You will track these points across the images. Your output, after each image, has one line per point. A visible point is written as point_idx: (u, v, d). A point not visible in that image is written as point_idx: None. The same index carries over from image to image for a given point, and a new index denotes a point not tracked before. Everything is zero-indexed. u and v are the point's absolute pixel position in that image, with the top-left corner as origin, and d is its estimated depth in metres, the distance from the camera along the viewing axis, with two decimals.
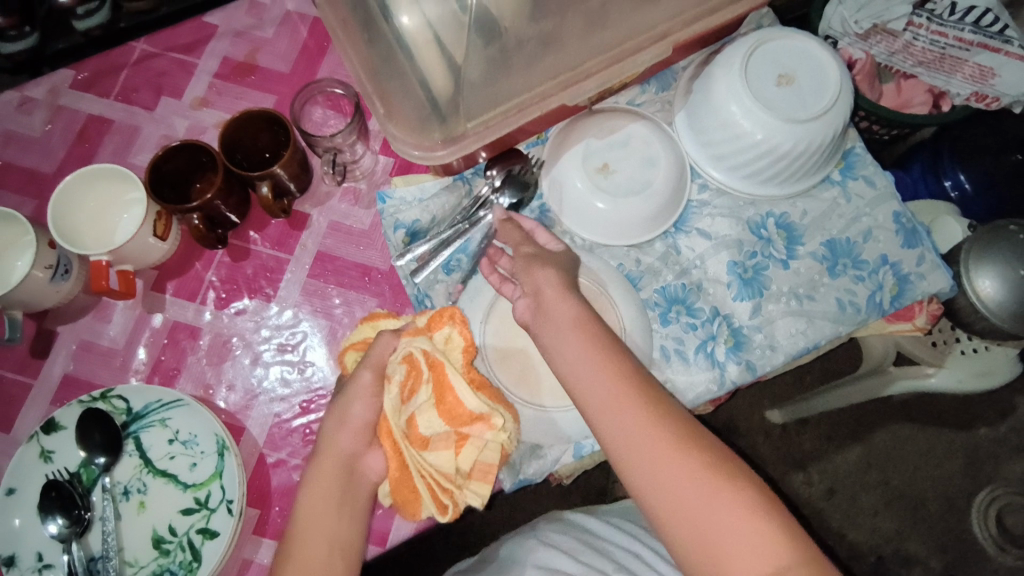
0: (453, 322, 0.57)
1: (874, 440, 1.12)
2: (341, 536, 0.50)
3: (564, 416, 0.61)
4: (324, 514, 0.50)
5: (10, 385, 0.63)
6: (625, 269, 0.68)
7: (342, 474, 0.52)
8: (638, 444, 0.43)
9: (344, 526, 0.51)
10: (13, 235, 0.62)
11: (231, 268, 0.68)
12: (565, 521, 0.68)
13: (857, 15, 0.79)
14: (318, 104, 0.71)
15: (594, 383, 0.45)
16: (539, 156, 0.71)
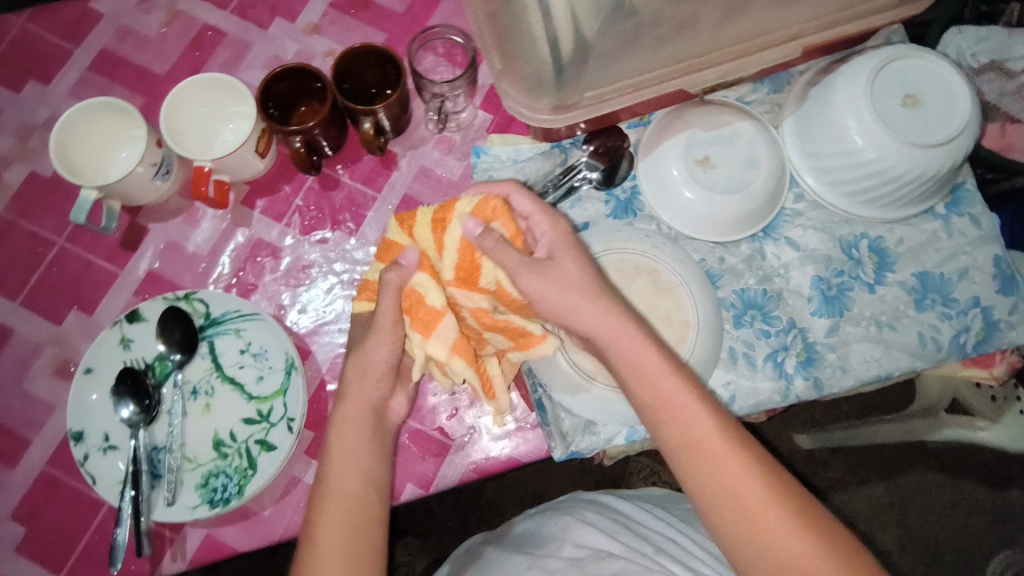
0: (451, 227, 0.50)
1: (901, 480, 1.09)
2: (375, 469, 0.52)
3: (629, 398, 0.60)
4: (357, 445, 0.52)
5: (98, 271, 0.66)
6: (706, 265, 0.67)
7: (371, 416, 0.53)
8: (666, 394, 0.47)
9: (374, 460, 0.52)
10: (120, 127, 0.63)
11: (319, 195, 0.68)
12: (599, 502, 0.66)
13: (976, 47, 0.70)
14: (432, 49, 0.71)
15: (664, 421, 0.46)
16: (639, 137, 0.70)
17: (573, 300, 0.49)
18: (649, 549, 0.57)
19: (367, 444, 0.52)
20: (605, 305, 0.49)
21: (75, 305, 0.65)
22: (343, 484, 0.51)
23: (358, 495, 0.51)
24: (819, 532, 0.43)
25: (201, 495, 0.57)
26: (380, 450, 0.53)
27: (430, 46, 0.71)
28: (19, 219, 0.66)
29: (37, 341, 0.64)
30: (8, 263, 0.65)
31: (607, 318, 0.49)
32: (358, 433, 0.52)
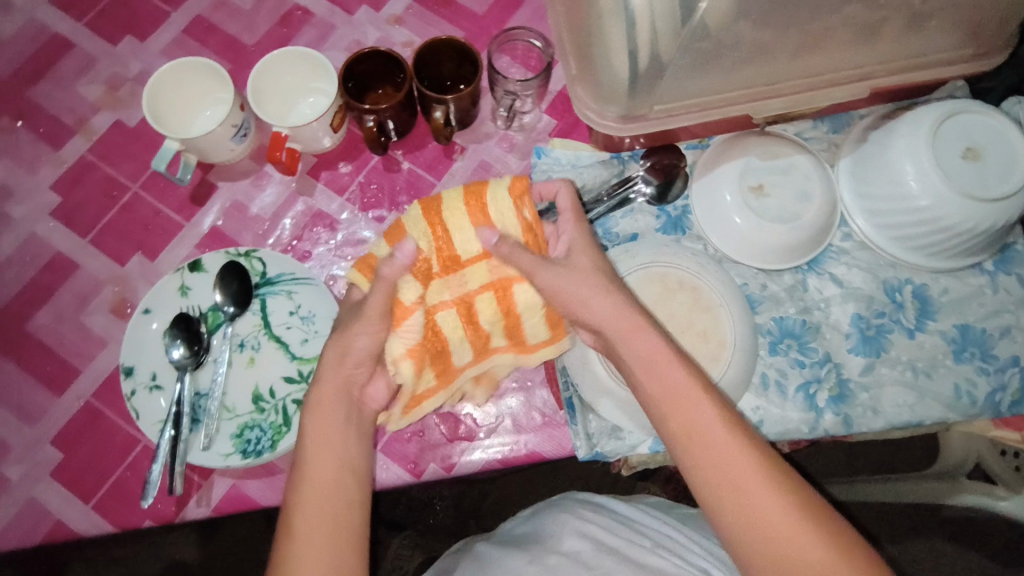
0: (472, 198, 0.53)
1: (910, 545, 1.06)
2: (352, 454, 0.50)
3: None
4: (333, 431, 0.50)
5: (166, 221, 0.69)
6: (747, 290, 0.68)
7: (343, 400, 0.52)
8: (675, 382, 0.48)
9: (351, 444, 0.50)
10: (205, 86, 0.66)
11: (381, 175, 0.71)
12: (589, 501, 0.66)
13: None
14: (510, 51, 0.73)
15: (671, 410, 0.47)
16: (696, 159, 0.72)
17: (590, 289, 0.52)
18: (649, 544, 0.59)
19: (344, 428, 0.51)
20: (619, 299, 0.52)
21: (140, 250, 0.68)
22: (318, 470, 0.49)
23: (330, 478, 0.48)
24: (812, 519, 0.44)
25: (235, 444, 0.59)
26: (354, 434, 0.51)
27: (515, 47, 0.74)
28: (99, 162, 0.70)
29: (99, 279, 0.66)
30: (83, 202, 0.69)
31: (620, 310, 0.51)
32: (327, 422, 0.50)
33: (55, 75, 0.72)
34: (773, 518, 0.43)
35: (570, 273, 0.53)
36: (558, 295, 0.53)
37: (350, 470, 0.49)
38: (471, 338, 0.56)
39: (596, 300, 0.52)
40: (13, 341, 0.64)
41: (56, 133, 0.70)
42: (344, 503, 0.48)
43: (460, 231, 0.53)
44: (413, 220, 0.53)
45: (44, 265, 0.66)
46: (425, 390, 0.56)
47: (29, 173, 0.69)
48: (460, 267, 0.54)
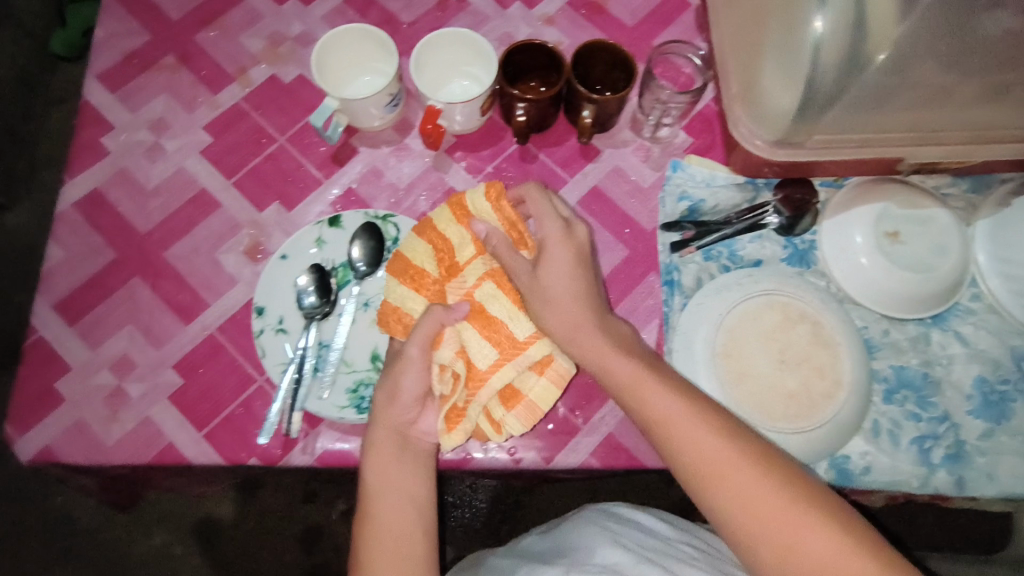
0: (454, 208, 0.63)
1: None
2: (417, 491, 0.55)
3: (780, 438, 0.62)
4: (392, 469, 0.55)
5: (306, 175, 0.71)
6: (867, 334, 0.67)
7: (399, 442, 0.56)
8: (651, 395, 0.52)
9: (416, 483, 0.55)
10: (367, 53, 0.68)
11: (517, 164, 0.72)
12: (608, 513, 0.65)
13: None
14: (666, 64, 0.75)
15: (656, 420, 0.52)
16: (828, 197, 0.71)
17: (549, 302, 0.57)
18: (679, 555, 0.58)
19: (401, 464, 0.56)
20: (594, 300, 0.58)
21: (279, 199, 0.70)
22: (387, 501, 0.54)
23: (398, 513, 0.53)
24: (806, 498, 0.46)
25: (350, 399, 0.60)
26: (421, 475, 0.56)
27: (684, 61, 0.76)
28: (251, 111, 0.73)
29: (236, 220, 0.69)
30: (231, 146, 0.71)
31: (581, 317, 0.56)
32: (386, 461, 0.55)
33: (222, 23, 0.76)
34: (755, 501, 0.46)
35: (553, 270, 0.57)
36: (539, 313, 0.57)
37: (416, 490, 0.55)
38: (493, 334, 0.59)
39: (552, 309, 0.56)
40: (149, 267, 0.67)
41: (215, 78, 0.73)
42: (407, 536, 0.53)
43: (454, 239, 0.63)
44: (413, 257, 0.62)
45: (188, 199, 0.69)
46: (462, 403, 0.58)
47: (187, 111, 0.72)
48: (460, 273, 0.62)
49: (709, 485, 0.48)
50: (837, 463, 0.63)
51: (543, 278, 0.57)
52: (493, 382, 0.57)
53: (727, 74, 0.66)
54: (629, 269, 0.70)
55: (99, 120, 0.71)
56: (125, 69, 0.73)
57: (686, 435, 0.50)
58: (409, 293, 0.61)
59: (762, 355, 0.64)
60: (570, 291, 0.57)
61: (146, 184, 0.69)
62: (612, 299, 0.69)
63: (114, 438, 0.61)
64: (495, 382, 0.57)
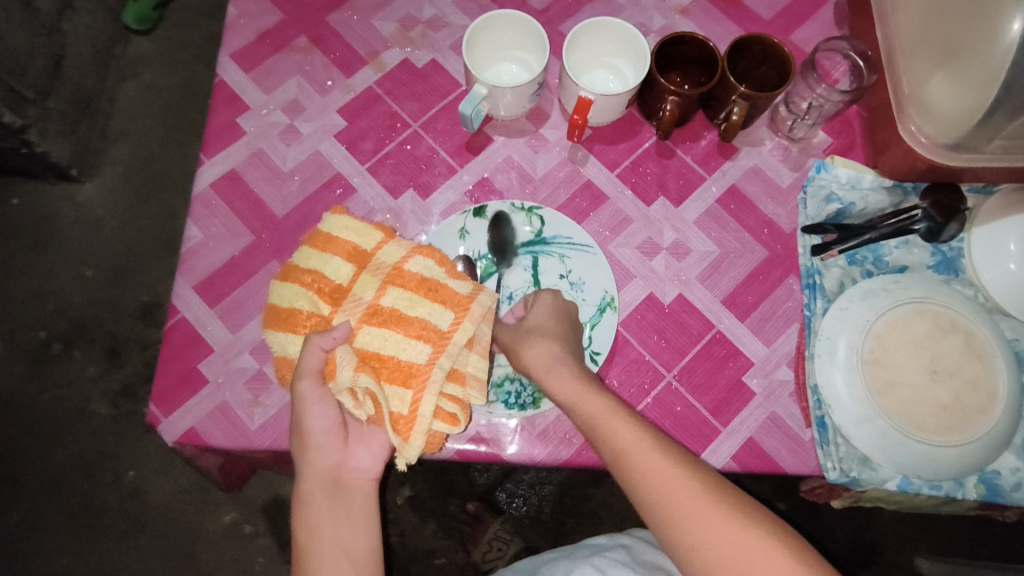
0: (319, 233, 0.58)
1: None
2: (355, 546, 0.53)
3: (936, 451, 0.60)
4: (329, 525, 0.53)
5: (440, 163, 0.70)
6: (1017, 346, 0.66)
7: (330, 490, 0.55)
8: (623, 436, 0.50)
9: (353, 536, 0.53)
10: (509, 42, 0.68)
11: (654, 160, 0.71)
12: (592, 544, 0.68)
13: None
14: (829, 61, 0.71)
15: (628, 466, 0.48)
16: (977, 204, 0.69)
17: (539, 334, 0.57)
18: None
19: (332, 515, 0.54)
20: (562, 346, 0.56)
21: (413, 186, 0.69)
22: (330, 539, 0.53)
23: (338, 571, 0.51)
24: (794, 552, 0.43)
25: (494, 392, 0.61)
26: (361, 516, 0.55)
27: (839, 58, 0.71)
28: (385, 96, 0.72)
29: (372, 207, 0.68)
30: (365, 132, 0.70)
31: (560, 352, 0.56)
32: (325, 504, 0.54)
33: (354, 5, 0.74)
34: (700, 516, 0.45)
35: (536, 310, 0.59)
36: (520, 352, 0.57)
37: (365, 527, 0.54)
38: (412, 331, 0.54)
39: (533, 346, 0.56)
40: (286, 251, 0.66)
41: (348, 61, 0.73)
42: None
43: (330, 261, 0.57)
44: (283, 300, 0.57)
45: (324, 183, 0.68)
46: (409, 408, 0.53)
47: (320, 94, 0.71)
48: (348, 294, 0.56)
49: (659, 499, 0.46)
50: (987, 478, 0.62)
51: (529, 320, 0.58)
52: (435, 376, 0.53)
53: (893, 70, 0.65)
54: (768, 271, 0.68)
55: (234, 101, 0.70)
56: (258, 49, 0.73)
57: (664, 484, 0.47)
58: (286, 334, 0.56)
59: (913, 365, 0.62)
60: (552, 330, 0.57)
61: (282, 167, 0.69)
62: (751, 301, 0.67)
63: (258, 423, 0.60)
64: (437, 373, 0.53)
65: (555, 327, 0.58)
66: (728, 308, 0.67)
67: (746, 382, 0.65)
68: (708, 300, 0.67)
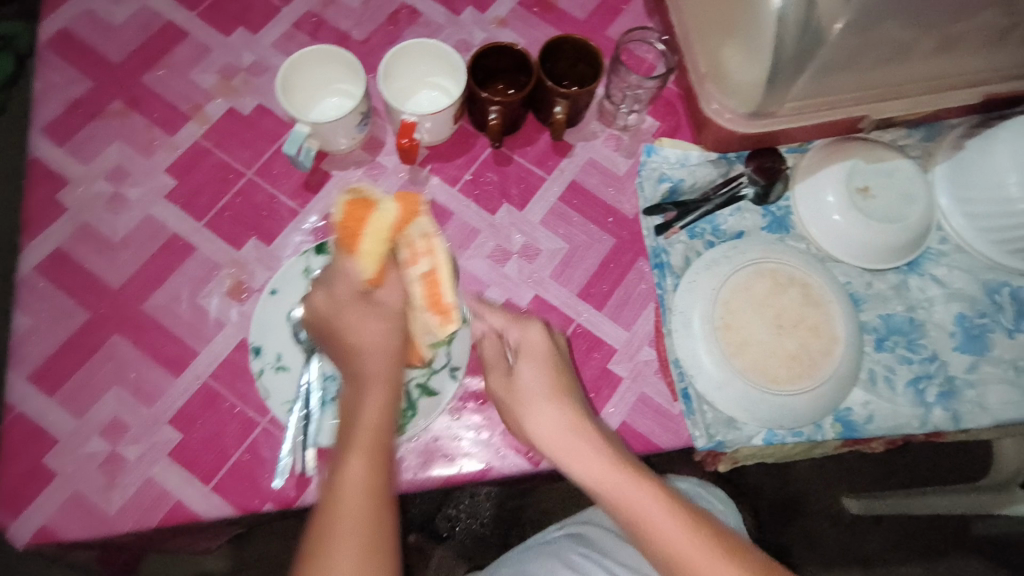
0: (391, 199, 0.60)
1: (939, 560, 1.19)
2: (387, 427, 0.50)
3: (790, 402, 0.63)
4: (376, 405, 0.51)
5: (280, 207, 0.69)
6: (851, 288, 0.70)
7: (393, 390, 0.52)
8: (611, 478, 0.51)
9: (389, 419, 0.51)
10: (329, 75, 0.66)
11: (492, 169, 0.72)
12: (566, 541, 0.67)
13: None
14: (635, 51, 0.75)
15: (610, 502, 0.50)
16: (796, 162, 0.74)
17: (539, 400, 0.55)
18: None
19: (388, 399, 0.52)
20: (564, 408, 0.54)
21: (255, 234, 0.68)
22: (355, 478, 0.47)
23: (373, 439, 0.49)
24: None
25: None
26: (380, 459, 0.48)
27: (648, 46, 0.76)
28: (213, 148, 0.70)
29: (215, 262, 0.66)
30: (197, 187, 0.69)
31: (564, 419, 0.54)
32: (381, 395, 0.52)
33: (168, 62, 0.73)
34: (678, 548, 0.47)
35: (525, 370, 0.56)
36: (522, 421, 0.55)
37: (391, 432, 0.50)
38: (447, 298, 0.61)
39: (538, 414, 0.54)
40: (128, 323, 0.64)
41: (170, 118, 0.71)
42: (378, 473, 0.48)
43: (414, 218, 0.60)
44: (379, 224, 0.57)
45: (161, 246, 0.66)
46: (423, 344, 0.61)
47: (144, 156, 0.69)
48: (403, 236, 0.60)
49: (636, 529, 0.49)
50: (841, 416, 0.65)
51: (518, 379, 0.56)
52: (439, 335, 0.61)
53: (691, 49, 0.67)
54: (617, 257, 0.70)
55: (52, 177, 0.68)
56: (71, 120, 0.70)
57: (648, 519, 0.49)
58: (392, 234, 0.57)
59: (759, 322, 0.65)
60: (542, 388, 0.55)
61: (113, 237, 0.66)
62: (605, 290, 0.69)
63: (116, 506, 0.58)
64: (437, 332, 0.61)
65: (549, 382, 0.56)
66: (585, 299, 0.69)
67: (611, 368, 0.67)
68: (565, 296, 0.69)
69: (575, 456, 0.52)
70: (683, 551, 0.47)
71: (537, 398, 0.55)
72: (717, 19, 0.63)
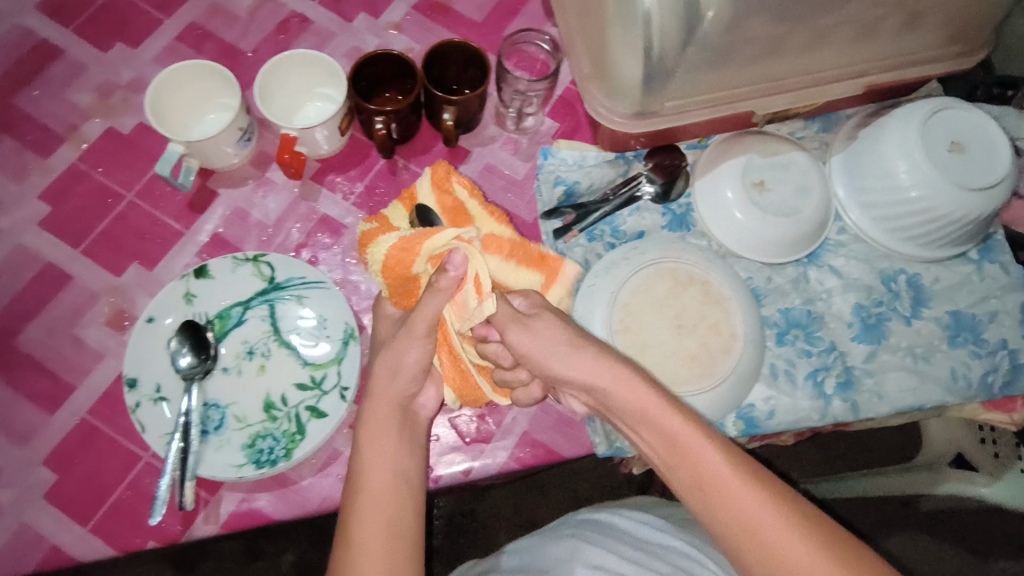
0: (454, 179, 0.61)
1: (888, 541, 1.13)
2: (404, 466, 0.51)
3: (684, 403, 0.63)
4: (384, 439, 0.52)
5: (163, 229, 0.67)
6: (753, 283, 0.70)
7: (398, 418, 0.53)
8: (668, 429, 0.48)
9: (402, 456, 0.51)
10: (206, 90, 0.64)
11: (387, 180, 0.70)
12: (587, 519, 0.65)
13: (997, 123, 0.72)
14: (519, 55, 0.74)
15: (679, 463, 0.48)
16: (696, 159, 0.73)
17: (559, 352, 0.53)
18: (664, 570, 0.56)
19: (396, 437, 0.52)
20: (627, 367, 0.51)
21: (137, 260, 0.65)
22: (378, 458, 0.51)
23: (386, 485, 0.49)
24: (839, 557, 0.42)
25: (246, 455, 0.57)
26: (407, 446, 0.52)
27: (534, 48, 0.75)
28: (91, 171, 0.67)
29: (93, 290, 0.64)
30: (73, 212, 0.66)
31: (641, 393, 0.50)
32: (380, 431, 0.52)
33: (41, 82, 0.70)
34: (744, 515, 0.44)
35: (537, 332, 0.54)
36: (547, 367, 0.53)
37: (409, 485, 0.50)
38: (523, 263, 0.60)
39: (567, 364, 0.52)
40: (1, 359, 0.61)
41: (43, 141, 0.68)
42: (391, 521, 0.48)
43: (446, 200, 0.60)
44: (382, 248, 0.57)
45: (35, 278, 0.64)
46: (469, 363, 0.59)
47: (17, 183, 0.67)
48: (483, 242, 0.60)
49: (698, 490, 0.46)
50: (743, 413, 0.65)
51: (517, 346, 0.55)
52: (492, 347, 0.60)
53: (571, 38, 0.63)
54: None
55: None
56: None
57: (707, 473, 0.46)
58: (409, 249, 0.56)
59: (658, 323, 0.64)
60: (566, 339, 0.54)
61: None
62: None
63: None
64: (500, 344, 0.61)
65: (569, 336, 0.54)
66: None
67: None
68: None
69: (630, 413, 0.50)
70: (755, 526, 0.44)
71: (570, 356, 0.53)
72: (591, 5, 0.57)
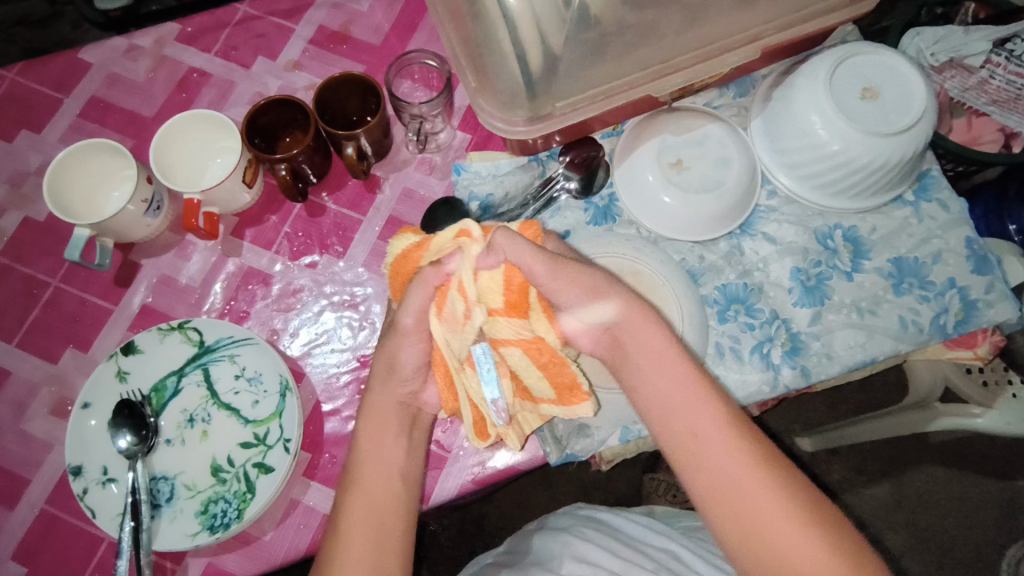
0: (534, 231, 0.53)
1: (905, 479, 1.06)
2: (396, 461, 0.52)
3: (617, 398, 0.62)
4: (380, 435, 0.53)
5: (93, 309, 0.67)
6: (687, 264, 0.69)
7: (398, 415, 0.53)
8: (684, 414, 0.48)
9: (395, 451, 0.53)
10: (109, 166, 0.65)
11: (306, 222, 0.70)
12: (585, 515, 0.64)
13: (934, 47, 0.72)
14: (409, 75, 0.74)
15: (687, 448, 0.48)
16: (612, 147, 0.72)
17: (620, 324, 0.51)
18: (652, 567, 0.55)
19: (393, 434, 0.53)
20: (685, 367, 0.49)
21: (71, 343, 0.66)
22: (371, 473, 0.52)
23: (381, 485, 0.51)
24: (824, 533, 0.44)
25: (200, 522, 0.57)
26: (406, 444, 0.53)
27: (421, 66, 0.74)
28: (14, 263, 0.68)
29: (33, 382, 0.65)
30: (3, 306, 0.67)
31: (683, 373, 0.49)
32: (379, 420, 0.53)
33: None
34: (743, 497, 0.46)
35: (601, 309, 0.50)
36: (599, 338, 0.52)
37: (405, 486, 0.52)
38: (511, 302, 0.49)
39: (621, 334, 0.51)
40: None
41: None
42: (382, 509, 0.51)
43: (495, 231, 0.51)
44: (472, 267, 0.47)
45: None
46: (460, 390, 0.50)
47: None
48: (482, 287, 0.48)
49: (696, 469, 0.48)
50: None
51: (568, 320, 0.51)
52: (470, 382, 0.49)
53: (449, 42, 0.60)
54: None
55: None
56: None
57: (707, 452, 0.47)
58: (487, 282, 0.48)
59: None
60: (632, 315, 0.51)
61: None
62: None
63: None
64: (472, 385, 0.49)
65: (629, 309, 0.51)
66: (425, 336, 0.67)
67: None
68: None
69: (661, 403, 0.49)
70: (746, 505, 0.46)
71: (630, 329, 0.51)
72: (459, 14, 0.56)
